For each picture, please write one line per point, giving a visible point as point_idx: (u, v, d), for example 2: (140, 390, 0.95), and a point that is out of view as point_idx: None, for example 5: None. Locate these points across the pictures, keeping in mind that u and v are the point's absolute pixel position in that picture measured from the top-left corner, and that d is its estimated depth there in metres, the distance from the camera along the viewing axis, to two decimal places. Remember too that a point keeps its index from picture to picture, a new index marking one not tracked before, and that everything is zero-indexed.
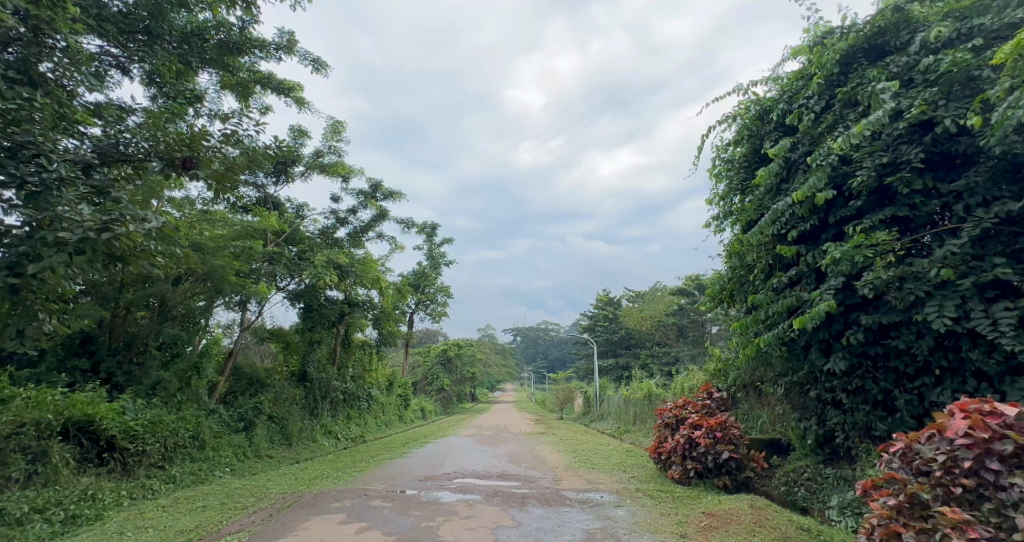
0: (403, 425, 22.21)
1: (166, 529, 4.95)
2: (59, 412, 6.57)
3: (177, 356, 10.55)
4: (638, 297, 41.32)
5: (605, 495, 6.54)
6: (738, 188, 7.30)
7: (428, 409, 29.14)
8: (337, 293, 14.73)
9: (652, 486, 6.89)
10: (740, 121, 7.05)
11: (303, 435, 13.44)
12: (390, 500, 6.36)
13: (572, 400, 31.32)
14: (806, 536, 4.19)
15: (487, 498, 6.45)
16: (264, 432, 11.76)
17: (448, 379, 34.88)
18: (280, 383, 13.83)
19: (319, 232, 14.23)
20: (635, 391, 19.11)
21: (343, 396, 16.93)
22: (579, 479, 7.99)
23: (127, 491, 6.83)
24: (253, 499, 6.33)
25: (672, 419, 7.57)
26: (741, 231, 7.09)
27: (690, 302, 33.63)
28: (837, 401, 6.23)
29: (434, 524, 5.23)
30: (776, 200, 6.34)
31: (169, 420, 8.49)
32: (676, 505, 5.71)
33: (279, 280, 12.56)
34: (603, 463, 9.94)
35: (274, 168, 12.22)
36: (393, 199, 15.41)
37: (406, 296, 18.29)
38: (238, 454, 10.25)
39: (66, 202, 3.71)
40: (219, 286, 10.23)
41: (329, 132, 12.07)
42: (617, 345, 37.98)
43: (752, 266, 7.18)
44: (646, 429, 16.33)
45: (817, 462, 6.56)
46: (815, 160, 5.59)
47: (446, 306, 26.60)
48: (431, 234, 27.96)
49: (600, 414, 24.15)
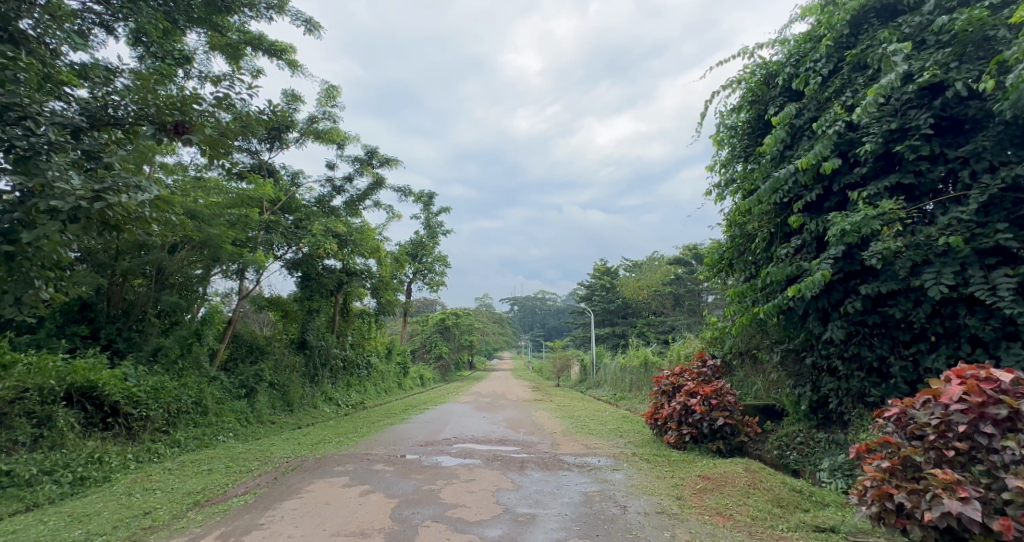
0: (402, 392, 22.58)
1: (173, 491, 5.03)
2: (61, 377, 6.59)
3: (176, 323, 10.58)
4: (635, 267, 41.42)
5: (602, 459, 6.70)
6: (741, 156, 7.20)
7: (427, 376, 29.60)
8: (335, 262, 14.69)
9: (648, 451, 7.04)
10: (745, 86, 6.88)
11: (304, 402, 13.65)
12: (392, 464, 6.51)
13: (568, 367, 31.78)
14: (798, 498, 4.31)
15: (486, 462, 6.60)
16: (266, 398, 11.92)
17: (447, 347, 35.28)
18: (280, 351, 13.94)
19: (315, 200, 14.06)
20: (631, 359, 19.40)
21: (342, 363, 17.11)
22: (576, 444, 8.19)
23: (133, 455, 6.95)
24: (257, 463, 6.44)
25: (668, 386, 7.67)
26: (742, 199, 7.03)
27: (688, 272, 33.81)
28: (832, 368, 6.33)
29: (435, 486, 5.36)
30: (779, 167, 6.26)
31: (172, 387, 8.57)
32: (671, 469, 5.85)
33: (277, 248, 12.49)
34: (600, 428, 10.14)
35: (267, 134, 11.96)
36: (389, 167, 15.18)
37: (405, 265, 18.26)
38: (241, 419, 10.42)
39: (55, 167, 3.61)
40: (216, 255, 10.16)
41: (323, 97, 11.77)
42: (614, 314, 38.33)
43: (752, 235, 7.15)
44: (642, 395, 16.65)
45: (810, 427, 6.72)
46: (821, 126, 5.48)
47: (444, 275, 26.65)
48: (428, 203, 27.72)
49: (596, 382, 24.56)
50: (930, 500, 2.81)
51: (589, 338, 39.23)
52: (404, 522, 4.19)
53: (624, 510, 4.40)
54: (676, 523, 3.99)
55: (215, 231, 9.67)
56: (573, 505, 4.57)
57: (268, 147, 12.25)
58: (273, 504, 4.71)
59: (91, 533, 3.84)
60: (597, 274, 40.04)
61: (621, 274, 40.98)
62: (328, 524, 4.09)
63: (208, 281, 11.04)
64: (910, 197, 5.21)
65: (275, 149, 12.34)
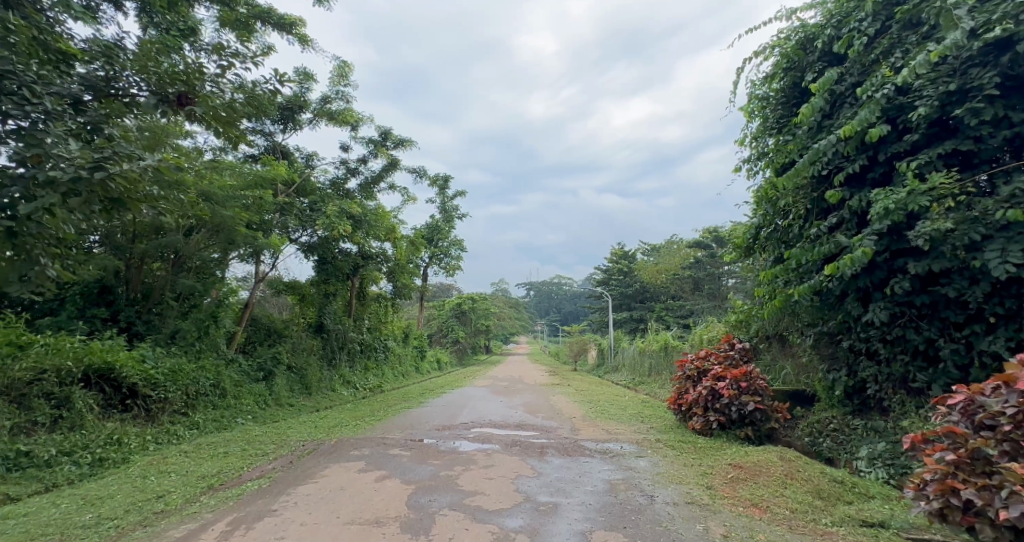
0: (419, 376, 22.66)
1: (188, 474, 4.95)
2: (78, 359, 6.55)
3: (194, 306, 10.59)
4: (653, 251, 40.77)
5: (624, 445, 6.48)
6: (774, 127, 6.78)
7: (444, 360, 29.71)
8: (351, 245, 14.59)
9: (673, 437, 6.79)
10: (780, 51, 6.43)
11: (323, 385, 13.71)
12: (409, 449, 6.38)
13: (585, 352, 31.55)
14: (840, 489, 4.02)
15: (505, 447, 6.42)
16: (284, 381, 11.97)
17: (463, 331, 35.34)
18: (298, 334, 13.98)
19: (330, 183, 13.92)
20: (650, 343, 19.12)
21: (360, 347, 17.14)
22: (597, 429, 8.00)
23: (152, 436, 6.94)
24: (273, 446, 6.36)
25: (694, 371, 7.37)
26: (775, 174, 6.63)
27: (708, 255, 33.19)
28: (872, 352, 5.98)
29: (453, 473, 5.19)
30: (817, 138, 5.85)
31: (191, 370, 8.55)
32: (698, 456, 5.59)
33: (293, 231, 12.41)
34: (620, 413, 9.92)
35: (280, 115, 11.78)
36: (404, 148, 14.93)
37: (421, 248, 18.13)
38: (260, 402, 10.45)
39: (53, 136, 3.46)
40: (232, 237, 10.08)
41: (336, 76, 11.52)
42: (632, 299, 37.90)
43: (786, 212, 6.76)
44: (662, 380, 16.38)
45: (844, 414, 6.40)
46: (867, 91, 5.06)
47: (460, 259, 26.53)
48: (443, 187, 27.50)
49: (614, 366, 24.32)
50: (1006, 498, 2.52)
51: (606, 322, 38.92)
52: (421, 509, 4.01)
53: (652, 500, 4.17)
54: (709, 515, 3.74)
55: (229, 212, 9.59)
56: (597, 494, 4.36)
57: (282, 128, 12.11)
58: (287, 489, 4.59)
59: (103, 517, 3.73)
60: (615, 259, 39.51)
61: (638, 258, 40.42)
62: (343, 511, 3.93)
63: (224, 265, 11.01)
64: (967, 166, 4.79)
65: (288, 130, 12.17)
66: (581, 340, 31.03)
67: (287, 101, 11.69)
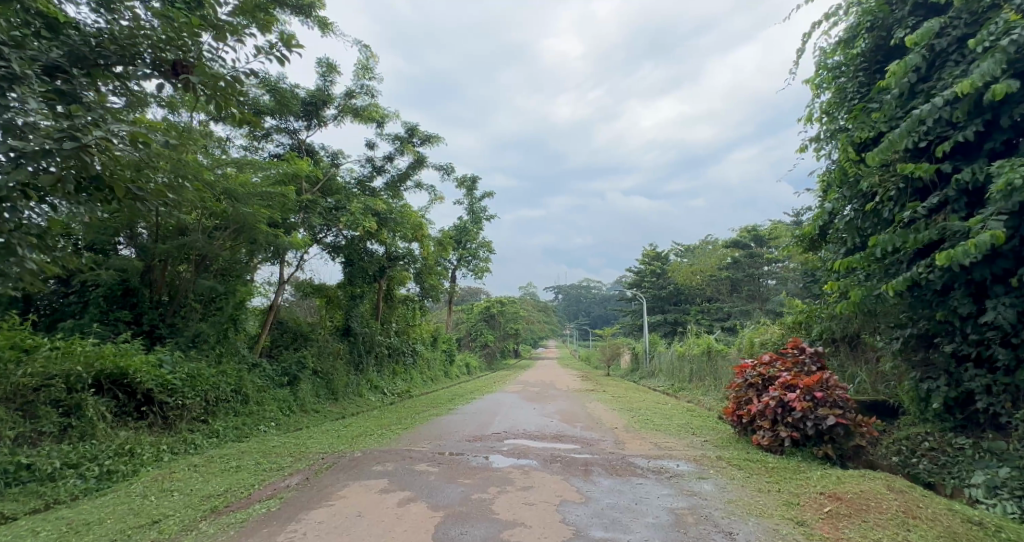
0: (448, 380, 22.15)
1: (191, 494, 4.40)
2: (89, 363, 6.12)
3: (218, 309, 10.27)
4: (687, 251, 39.36)
5: (681, 464, 5.68)
6: (853, 97, 5.88)
7: (473, 364, 29.16)
8: (378, 246, 14.19)
9: (736, 454, 5.94)
10: (860, 8, 5.56)
11: (349, 390, 13.30)
12: (438, 464, 5.75)
13: (618, 356, 30.45)
14: (980, 533, 3.17)
15: (545, 464, 5.72)
16: (310, 386, 11.58)
17: (492, 335, 34.79)
18: (324, 338, 13.62)
19: (356, 182, 13.55)
20: (689, 347, 18.14)
21: (387, 351, 16.73)
22: (644, 443, 7.22)
23: (167, 445, 6.52)
24: (290, 459, 5.80)
25: (757, 378, 6.50)
26: (854, 152, 5.75)
27: (746, 255, 31.73)
28: (984, 358, 5.08)
29: (487, 495, 4.51)
30: (912, 104, 4.96)
31: (212, 375, 8.15)
32: (774, 480, 4.77)
33: (318, 231, 12.05)
34: (667, 424, 9.07)
35: (303, 111, 11.43)
36: (431, 144, 14.45)
37: (449, 249, 17.62)
38: (284, 408, 10.05)
39: (22, 103, 2.95)
40: (253, 236, 9.72)
41: (360, 68, 11.13)
42: (666, 301, 36.61)
43: (867, 195, 5.87)
44: (705, 387, 15.34)
45: (945, 430, 5.54)
46: (986, 40, 4.17)
47: (489, 261, 25.97)
48: (471, 188, 27.04)
49: (650, 371, 23.27)
50: None
51: (639, 326, 37.69)
52: None
53: (732, 540, 3.38)
54: None
55: (248, 210, 9.21)
56: (663, 529, 3.60)
57: (306, 125, 11.78)
58: (298, 514, 3.98)
59: None
60: (647, 260, 38.27)
61: (672, 259, 39.08)
62: None
63: (249, 266, 10.69)
64: None
65: (313, 127, 11.82)
66: (614, 344, 29.97)
67: (310, 96, 11.32)
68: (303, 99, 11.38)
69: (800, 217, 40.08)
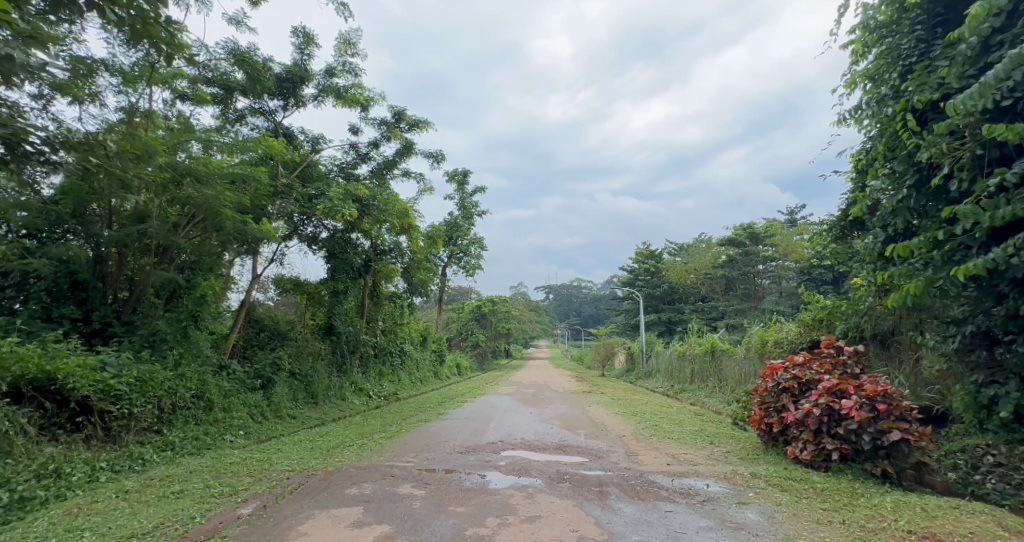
0: (438, 382, 21.24)
1: (110, 535, 3.40)
2: (6, 367, 5.07)
3: (182, 305, 9.28)
4: (681, 250, 38.78)
5: (711, 482, 4.86)
6: (908, 55, 5.06)
7: (464, 365, 28.21)
8: (363, 238, 13.40)
9: (772, 470, 5.12)
10: None
11: (331, 394, 12.35)
12: (424, 486, 4.84)
13: (614, 356, 29.64)
14: None
15: (552, 483, 4.87)
16: (287, 390, 10.59)
17: (483, 335, 33.88)
18: (304, 337, 12.65)
19: (338, 169, 12.66)
20: (690, 347, 17.47)
21: (373, 351, 15.79)
22: (659, 454, 6.39)
23: (107, 463, 5.51)
24: (248, 479, 4.85)
25: (793, 382, 5.62)
26: (912, 120, 4.96)
27: (741, 254, 31.18)
28: None
29: (486, 530, 3.63)
30: (992, 56, 4.17)
31: (170, 377, 7.17)
32: (833, 507, 3.95)
33: (301, 223, 11.66)
34: (679, 432, 8.26)
35: (279, 88, 10.47)
36: (419, 129, 13.54)
37: (439, 243, 16.70)
38: (256, 415, 9.10)
39: None
40: (219, 224, 8.75)
41: (342, 43, 10.27)
42: (660, 300, 35.94)
43: (924, 171, 5.10)
44: (708, 389, 14.57)
45: (1015, 443, 4.85)
46: None
47: (480, 258, 25.07)
48: (462, 182, 26.10)
49: (647, 372, 22.54)
50: None
51: (633, 325, 36.99)
52: None
53: None
54: None
55: (211, 190, 8.27)
56: None
57: (283, 105, 10.82)
58: None
59: None
60: (640, 258, 37.53)
61: (665, 257, 38.47)
62: None
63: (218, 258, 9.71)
64: None
65: (290, 107, 10.85)
66: (608, 344, 29.17)
67: (287, 72, 10.36)
68: (278, 76, 10.42)
69: (793, 215, 39.76)
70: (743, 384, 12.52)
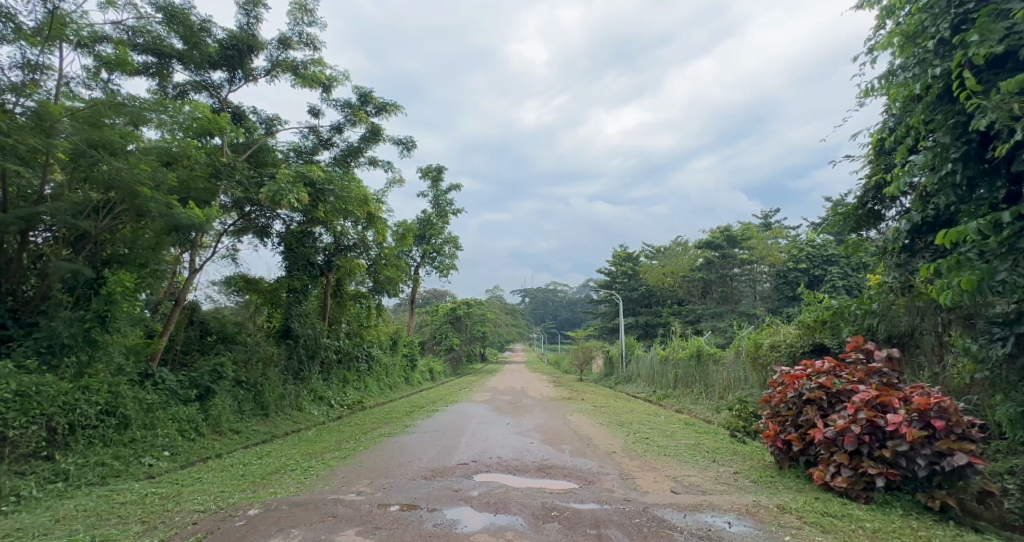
0: (409, 388, 20.01)
1: None
2: None
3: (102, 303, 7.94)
4: (658, 253, 38.42)
5: (732, 519, 3.91)
6: (962, 2, 4.27)
7: (437, 369, 27.00)
8: (324, 231, 12.28)
9: (803, 500, 4.21)
10: None
11: (284, 404, 11.09)
12: (373, 532, 3.75)
13: (592, 361, 28.80)
14: None
15: (537, 525, 3.85)
16: (229, 402, 9.27)
17: (458, 338, 32.67)
18: (255, 341, 11.35)
19: (295, 153, 11.45)
20: (673, 350, 16.76)
21: (336, 356, 14.50)
22: (659, 477, 5.47)
23: None
24: (137, 528, 3.67)
25: (819, 393, 4.75)
26: (967, 78, 4.15)
27: (719, 256, 30.86)
28: None
29: None
30: None
31: (70, 391, 5.91)
32: None
33: (264, 215, 10.71)
34: (674, 446, 7.37)
35: (222, 58, 9.27)
36: (387, 114, 12.44)
37: (409, 240, 15.57)
38: (188, 431, 7.82)
39: None
40: (144, 207, 7.47)
41: (296, 8, 9.18)
42: (637, 303, 35.38)
43: (975, 141, 4.31)
44: (695, 395, 13.79)
45: None
46: None
47: (454, 258, 23.96)
48: (437, 178, 25.02)
49: (627, 377, 21.83)
50: None
51: (610, 328, 36.35)
52: None
53: None
54: None
55: (120, 163, 7.00)
56: None
57: (229, 78, 9.66)
58: None
59: None
60: (618, 260, 36.92)
61: (643, 260, 38.02)
62: None
63: (162, 251, 8.53)
64: None
65: (238, 81, 9.72)
66: (586, 348, 28.35)
67: (231, 39, 9.16)
68: (221, 43, 9.17)
69: (769, 219, 40.02)
70: (733, 390, 11.77)
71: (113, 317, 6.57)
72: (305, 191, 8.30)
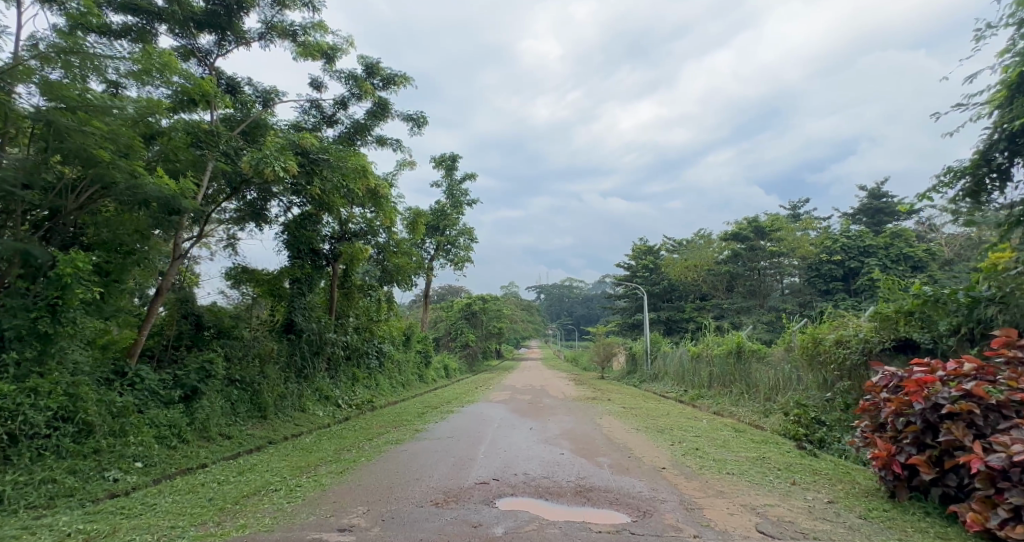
0: (423, 386, 19.04)
1: None
2: None
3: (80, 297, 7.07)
4: (681, 245, 36.90)
5: None
6: None
7: (453, 367, 26.04)
8: (328, 217, 11.35)
9: None
10: None
11: (285, 405, 10.14)
12: None
13: (613, 357, 27.55)
14: None
15: None
16: (220, 403, 8.32)
17: (474, 335, 31.66)
18: (253, 335, 10.38)
19: (294, 129, 10.43)
20: (707, 347, 15.47)
21: (345, 352, 13.55)
22: (733, 508, 4.26)
23: None
24: None
25: (966, 403, 3.51)
26: None
27: (748, 249, 29.00)
28: None
29: None
30: None
31: (9, 394, 4.92)
32: None
33: (268, 202, 9.97)
34: (734, 461, 6.15)
35: (209, 15, 8.25)
36: (397, 86, 11.38)
37: (422, 228, 14.51)
38: (167, 438, 6.81)
39: None
40: (109, 179, 6.45)
41: None
42: (659, 298, 33.96)
43: None
44: (734, 396, 12.50)
45: None
46: None
47: (470, 250, 22.87)
48: (451, 168, 23.98)
49: (653, 375, 20.61)
50: None
51: (631, 324, 35.00)
52: None
53: None
54: None
55: (70, 120, 5.83)
56: None
57: (218, 41, 8.71)
58: None
59: None
60: (638, 254, 35.51)
61: (665, 253, 36.52)
62: None
63: (147, 236, 7.53)
64: None
65: (228, 44, 8.78)
66: (608, 344, 27.04)
67: None
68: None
69: (797, 210, 38.41)
70: (783, 392, 10.47)
71: (65, 306, 5.43)
72: (294, 159, 7.25)
